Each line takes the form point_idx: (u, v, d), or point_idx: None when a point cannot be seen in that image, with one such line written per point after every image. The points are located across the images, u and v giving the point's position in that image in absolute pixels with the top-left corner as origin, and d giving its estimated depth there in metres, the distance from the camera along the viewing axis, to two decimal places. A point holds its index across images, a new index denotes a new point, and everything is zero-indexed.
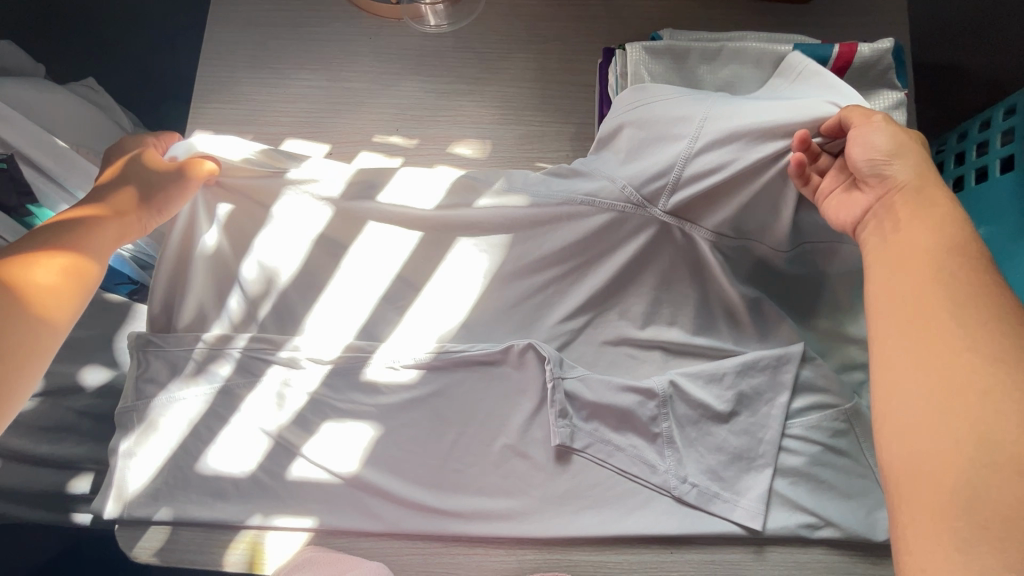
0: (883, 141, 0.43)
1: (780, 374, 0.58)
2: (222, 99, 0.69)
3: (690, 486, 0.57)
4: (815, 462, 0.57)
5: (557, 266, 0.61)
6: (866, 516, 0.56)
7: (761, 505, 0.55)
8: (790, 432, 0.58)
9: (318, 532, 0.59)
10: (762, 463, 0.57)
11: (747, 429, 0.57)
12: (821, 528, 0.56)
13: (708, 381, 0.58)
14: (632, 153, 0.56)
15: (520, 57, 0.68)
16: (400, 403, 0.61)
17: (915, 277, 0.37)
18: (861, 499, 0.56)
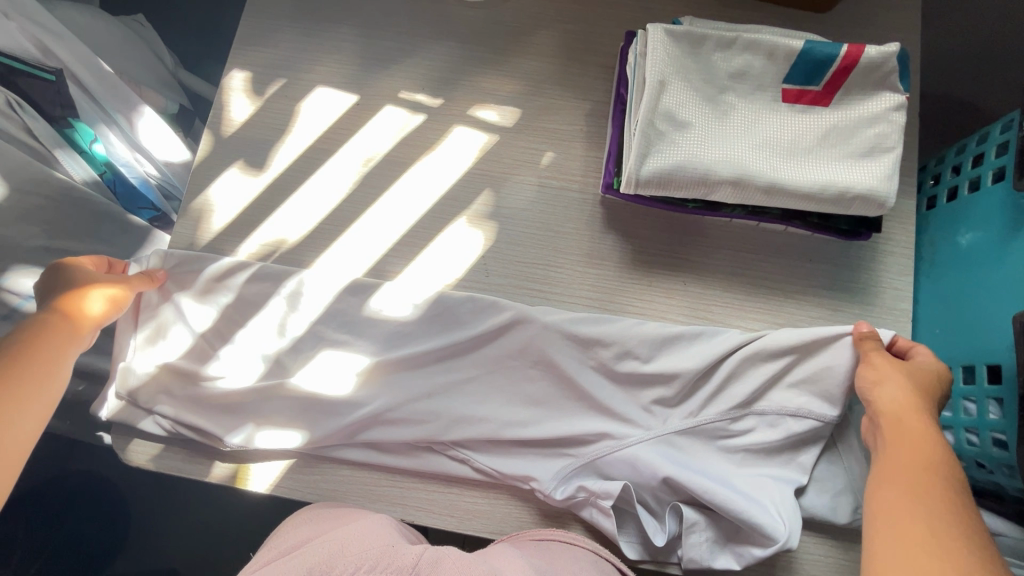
0: (889, 391, 0.52)
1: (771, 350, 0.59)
2: (260, 41, 0.72)
3: (664, 448, 0.59)
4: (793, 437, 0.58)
5: (563, 234, 0.66)
6: (827, 500, 0.58)
7: (729, 469, 0.58)
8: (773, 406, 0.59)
9: (304, 455, 0.62)
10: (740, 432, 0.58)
11: (732, 399, 0.59)
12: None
13: (700, 345, 0.60)
14: (648, 138, 0.58)
15: (547, 35, 0.71)
16: (397, 344, 0.63)
17: (904, 438, 0.48)
18: (824, 483, 0.59)
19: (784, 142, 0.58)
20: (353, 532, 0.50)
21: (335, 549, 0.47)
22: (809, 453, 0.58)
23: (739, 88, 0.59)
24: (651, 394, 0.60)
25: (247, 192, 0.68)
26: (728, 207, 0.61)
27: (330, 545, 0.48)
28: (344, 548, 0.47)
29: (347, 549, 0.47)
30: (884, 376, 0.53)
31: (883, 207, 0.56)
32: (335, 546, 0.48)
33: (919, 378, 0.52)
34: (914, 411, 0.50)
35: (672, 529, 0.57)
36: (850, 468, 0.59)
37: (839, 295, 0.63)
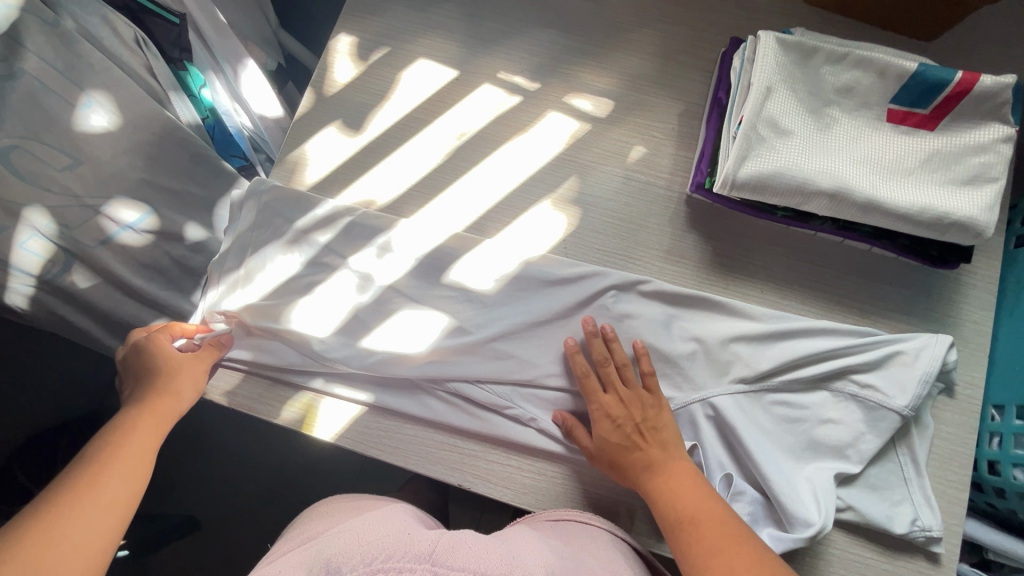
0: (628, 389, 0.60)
1: (840, 358, 0.61)
2: (371, 10, 0.75)
3: (719, 434, 0.62)
4: (850, 443, 0.59)
5: (646, 228, 0.67)
6: (884, 506, 0.59)
7: (784, 464, 0.60)
8: (835, 411, 0.60)
9: (370, 409, 0.64)
10: (796, 430, 0.61)
11: (793, 372, 0.62)
12: (842, 509, 0.59)
13: (771, 343, 0.62)
14: (748, 141, 0.58)
15: (648, 33, 0.73)
16: (474, 314, 0.65)
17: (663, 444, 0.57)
18: (884, 491, 0.59)
19: (883, 162, 0.58)
20: (371, 521, 0.49)
21: (349, 538, 0.45)
22: (871, 444, 0.59)
23: (844, 104, 0.60)
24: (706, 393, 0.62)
25: (343, 150, 0.70)
26: (817, 220, 0.61)
27: (350, 532, 0.47)
28: (359, 536, 0.45)
29: (364, 533, 0.46)
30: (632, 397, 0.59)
31: (978, 237, 0.56)
32: (351, 536, 0.46)
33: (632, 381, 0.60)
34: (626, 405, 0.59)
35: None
36: (908, 481, 0.59)
37: (917, 321, 0.63)
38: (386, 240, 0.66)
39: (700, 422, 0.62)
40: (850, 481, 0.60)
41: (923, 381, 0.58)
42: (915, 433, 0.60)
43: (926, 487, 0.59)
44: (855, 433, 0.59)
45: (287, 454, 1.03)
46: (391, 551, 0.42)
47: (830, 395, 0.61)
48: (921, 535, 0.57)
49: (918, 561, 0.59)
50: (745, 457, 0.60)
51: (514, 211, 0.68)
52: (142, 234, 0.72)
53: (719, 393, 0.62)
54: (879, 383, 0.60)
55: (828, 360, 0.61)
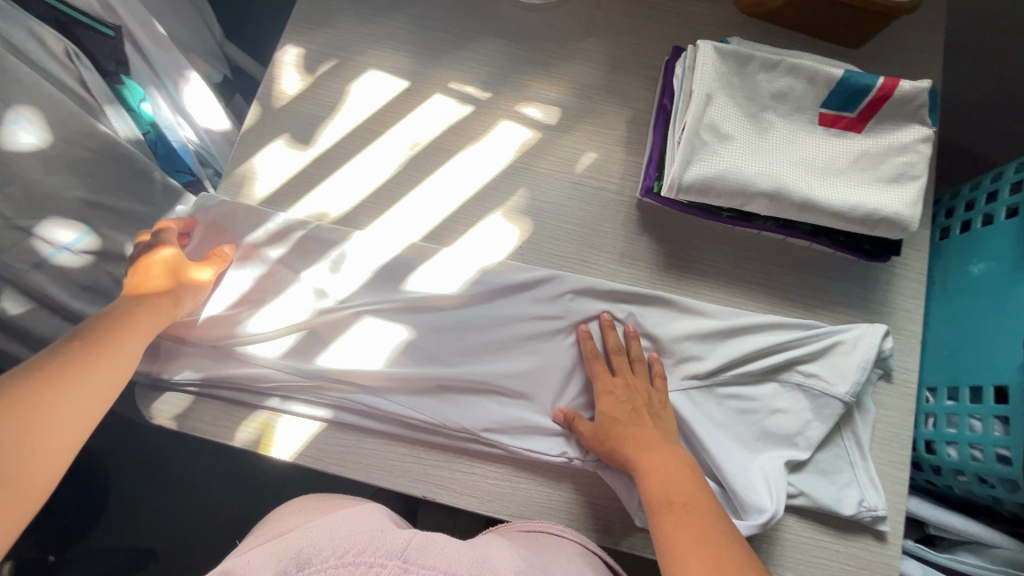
0: (637, 379, 0.62)
1: (786, 351, 0.64)
2: (318, 21, 0.74)
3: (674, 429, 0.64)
4: (797, 431, 0.62)
5: (600, 233, 0.68)
6: (833, 490, 0.61)
7: (736, 455, 0.62)
8: (782, 402, 0.63)
9: (330, 425, 0.63)
10: (747, 422, 0.64)
11: (743, 366, 0.64)
12: (795, 495, 0.61)
13: (720, 339, 0.65)
14: (690, 146, 0.61)
15: (595, 42, 0.75)
16: (434, 323, 0.65)
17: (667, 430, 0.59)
18: (832, 475, 0.62)
19: (816, 163, 0.61)
20: (345, 516, 0.48)
21: (320, 532, 0.44)
22: (817, 431, 0.62)
23: (779, 108, 0.63)
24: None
25: (293, 162, 0.69)
26: (761, 219, 0.64)
27: (323, 525, 0.45)
28: (332, 531, 0.44)
29: (337, 528, 0.44)
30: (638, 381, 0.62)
31: (905, 231, 0.60)
32: (323, 530, 0.44)
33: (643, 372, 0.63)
34: (637, 391, 0.61)
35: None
36: (854, 464, 0.62)
37: (855, 313, 0.67)
38: (342, 252, 0.65)
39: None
40: (800, 467, 0.63)
41: (861, 368, 0.62)
42: (859, 418, 0.63)
43: (870, 470, 0.62)
44: (801, 421, 0.62)
45: (249, 476, 1.00)
46: (363, 546, 0.41)
47: (778, 386, 0.64)
48: (867, 514, 0.60)
49: (867, 540, 0.62)
50: (701, 449, 0.62)
51: (470, 219, 0.68)
52: (81, 255, 0.69)
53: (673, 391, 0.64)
54: (822, 373, 0.63)
55: (775, 354, 0.64)
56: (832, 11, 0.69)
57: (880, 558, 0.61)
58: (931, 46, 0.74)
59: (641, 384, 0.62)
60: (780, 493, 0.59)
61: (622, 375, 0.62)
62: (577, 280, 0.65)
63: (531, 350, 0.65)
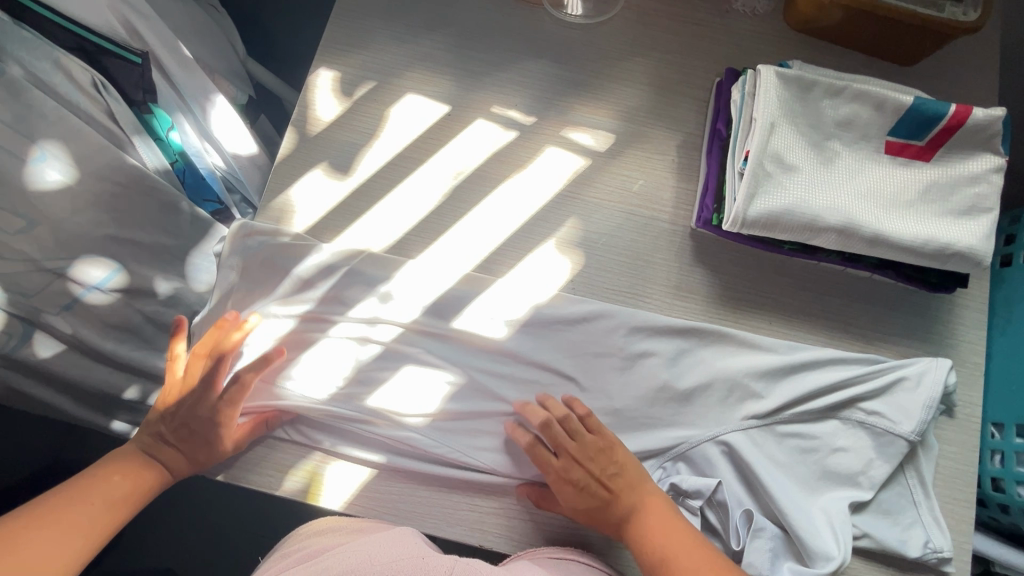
0: (587, 445, 0.58)
1: (847, 389, 0.61)
2: (353, 42, 0.71)
3: (733, 471, 0.60)
4: (861, 472, 0.60)
5: (654, 265, 0.66)
6: (897, 531, 0.59)
7: (800, 499, 0.59)
8: (844, 442, 0.61)
9: (381, 472, 0.60)
10: (810, 463, 0.60)
11: (804, 403, 0.61)
12: (858, 537, 0.59)
13: (779, 376, 0.62)
14: (753, 179, 0.58)
15: (642, 63, 0.72)
16: (485, 363, 0.62)
17: (635, 475, 0.58)
18: (897, 515, 0.60)
19: (881, 194, 0.59)
20: (380, 540, 0.48)
21: (360, 555, 0.45)
22: (881, 470, 0.59)
23: (845, 137, 0.60)
24: (724, 431, 0.61)
25: (333, 193, 0.66)
26: (823, 251, 0.62)
27: (362, 548, 0.46)
28: (373, 557, 0.45)
29: (376, 555, 0.45)
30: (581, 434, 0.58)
31: (979, 266, 0.58)
32: (363, 555, 0.45)
33: (587, 439, 0.58)
34: (601, 460, 0.58)
35: (741, 537, 0.57)
36: (918, 504, 0.60)
37: (919, 345, 0.65)
38: (387, 288, 0.63)
39: (716, 459, 0.61)
40: (862, 507, 0.60)
41: (928, 406, 0.59)
42: (924, 456, 0.61)
43: (935, 509, 0.59)
44: (864, 461, 0.60)
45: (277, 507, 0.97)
46: (409, 573, 0.43)
47: (839, 425, 0.61)
48: (934, 557, 0.58)
49: None
50: (762, 491, 0.59)
51: (519, 252, 0.65)
52: (111, 293, 0.66)
53: (733, 430, 0.61)
54: (885, 412, 0.60)
55: (837, 391, 0.61)
56: (893, 30, 0.66)
57: None
58: (991, 64, 0.72)
59: (592, 451, 0.58)
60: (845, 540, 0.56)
61: (572, 448, 0.58)
62: (633, 316, 0.63)
63: (586, 389, 0.63)
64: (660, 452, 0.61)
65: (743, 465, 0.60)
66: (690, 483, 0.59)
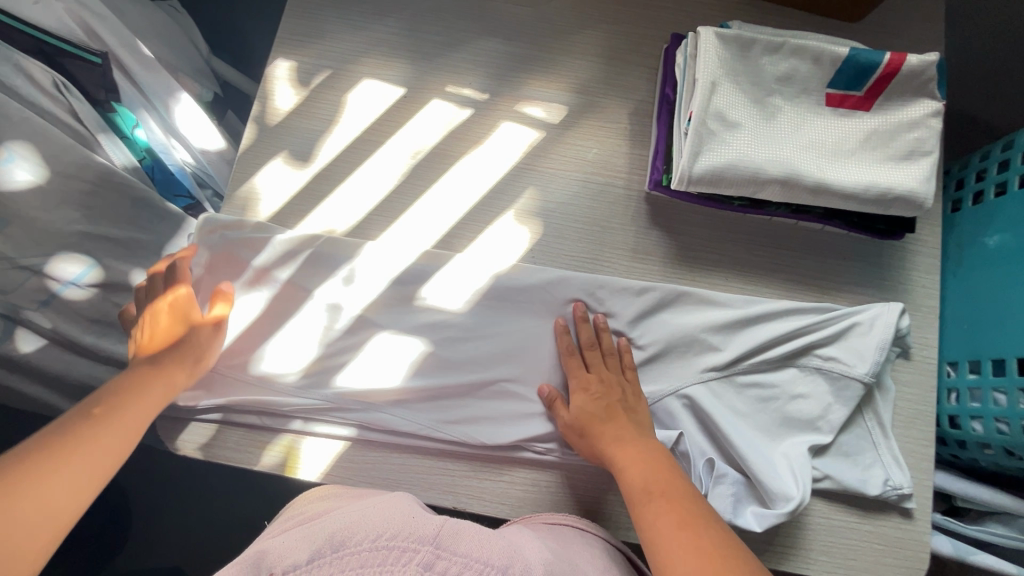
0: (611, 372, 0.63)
1: (804, 336, 0.63)
2: (308, 33, 0.73)
3: (696, 423, 0.63)
4: (819, 416, 0.61)
5: (611, 230, 0.68)
6: (858, 471, 0.61)
7: (761, 446, 0.61)
8: (802, 388, 0.62)
9: (354, 443, 0.62)
10: (769, 411, 0.62)
11: (761, 353, 0.63)
12: (819, 479, 0.61)
13: (736, 328, 0.64)
14: (697, 139, 0.60)
15: (592, 35, 0.73)
16: (449, 332, 0.64)
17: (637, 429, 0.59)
18: (856, 457, 0.62)
19: (824, 145, 0.60)
20: (367, 507, 0.46)
21: (353, 517, 0.43)
22: (839, 414, 0.61)
23: (786, 92, 0.62)
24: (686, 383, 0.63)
25: (296, 179, 0.68)
26: (772, 206, 0.63)
27: (353, 513, 0.45)
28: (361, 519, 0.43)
29: (365, 519, 0.43)
30: (586, 371, 0.62)
31: (922, 208, 0.59)
32: (352, 518, 0.43)
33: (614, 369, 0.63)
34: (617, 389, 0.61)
35: (704, 484, 0.60)
36: (877, 444, 0.62)
37: (869, 294, 0.67)
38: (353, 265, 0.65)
39: (679, 412, 0.63)
40: (824, 451, 0.62)
41: (881, 348, 0.61)
42: (881, 399, 0.63)
43: (893, 449, 0.61)
44: (821, 404, 0.62)
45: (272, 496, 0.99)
46: (395, 530, 0.41)
47: (796, 373, 0.63)
48: (893, 493, 0.60)
49: (893, 518, 0.61)
50: (723, 440, 0.61)
51: (479, 225, 0.67)
52: (87, 288, 0.68)
53: (693, 383, 0.63)
54: (841, 357, 0.62)
55: (793, 340, 0.63)
56: None
57: (908, 536, 0.61)
58: (934, 15, 0.73)
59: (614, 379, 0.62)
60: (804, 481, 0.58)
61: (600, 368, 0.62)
62: (591, 280, 0.65)
63: (550, 354, 0.65)
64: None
65: (704, 416, 0.62)
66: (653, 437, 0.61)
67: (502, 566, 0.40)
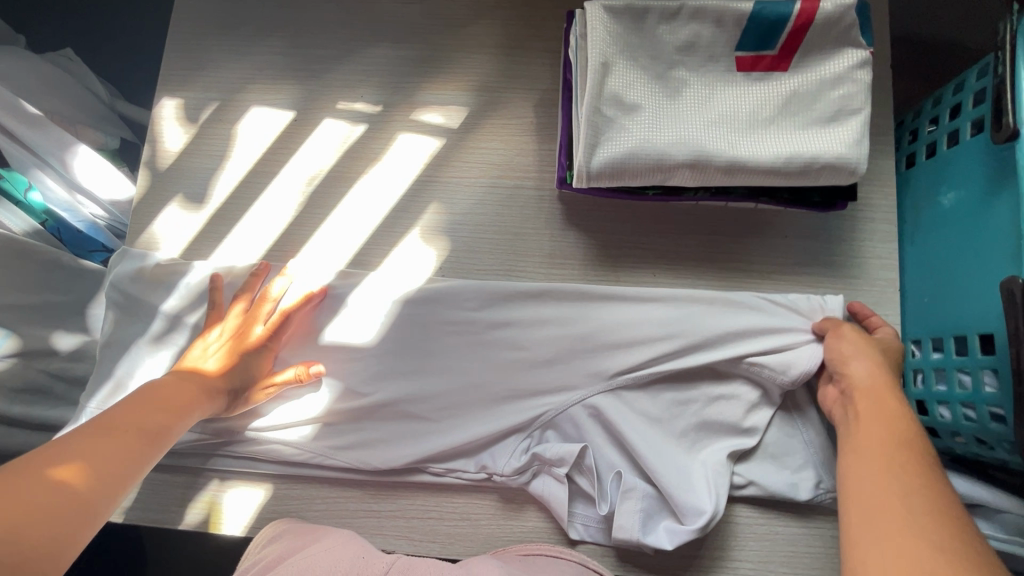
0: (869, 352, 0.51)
1: (721, 327, 0.57)
2: (191, 65, 0.69)
3: (604, 435, 0.58)
4: (741, 416, 0.56)
5: (527, 236, 0.62)
6: (787, 474, 0.55)
7: (675, 455, 0.55)
8: (721, 387, 0.57)
9: (276, 491, 0.59)
10: (685, 414, 0.57)
11: (677, 353, 0.57)
12: (743, 486, 0.56)
13: (650, 329, 0.58)
14: (593, 131, 0.54)
15: (487, 24, 0.67)
16: (360, 365, 0.60)
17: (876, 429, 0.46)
18: (785, 458, 0.56)
19: (737, 116, 0.53)
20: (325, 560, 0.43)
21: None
22: (765, 412, 0.55)
23: (690, 62, 0.55)
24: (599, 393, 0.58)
25: (194, 223, 0.65)
26: (690, 191, 0.57)
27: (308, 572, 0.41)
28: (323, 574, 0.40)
29: (319, 561, 0.44)
30: (855, 353, 0.51)
31: (855, 175, 0.52)
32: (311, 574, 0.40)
33: (887, 350, 0.52)
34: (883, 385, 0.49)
35: (612, 500, 0.55)
36: (808, 443, 0.56)
37: (818, 272, 0.60)
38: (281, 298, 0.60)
39: (584, 422, 0.58)
40: (749, 456, 0.56)
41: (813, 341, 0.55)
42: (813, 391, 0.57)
43: (825, 446, 0.56)
44: (741, 403, 0.56)
45: None
46: None
47: (714, 373, 0.57)
48: (826, 497, 0.55)
49: None
50: (631, 450, 0.56)
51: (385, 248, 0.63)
52: (6, 359, 0.66)
53: (605, 397, 0.58)
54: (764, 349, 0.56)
55: (711, 334, 0.57)
56: None
57: None
58: None
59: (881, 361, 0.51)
60: (716, 493, 0.53)
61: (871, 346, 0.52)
62: (505, 294, 0.60)
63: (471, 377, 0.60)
64: (526, 421, 0.58)
65: (615, 427, 0.56)
66: (554, 451, 0.56)
67: None
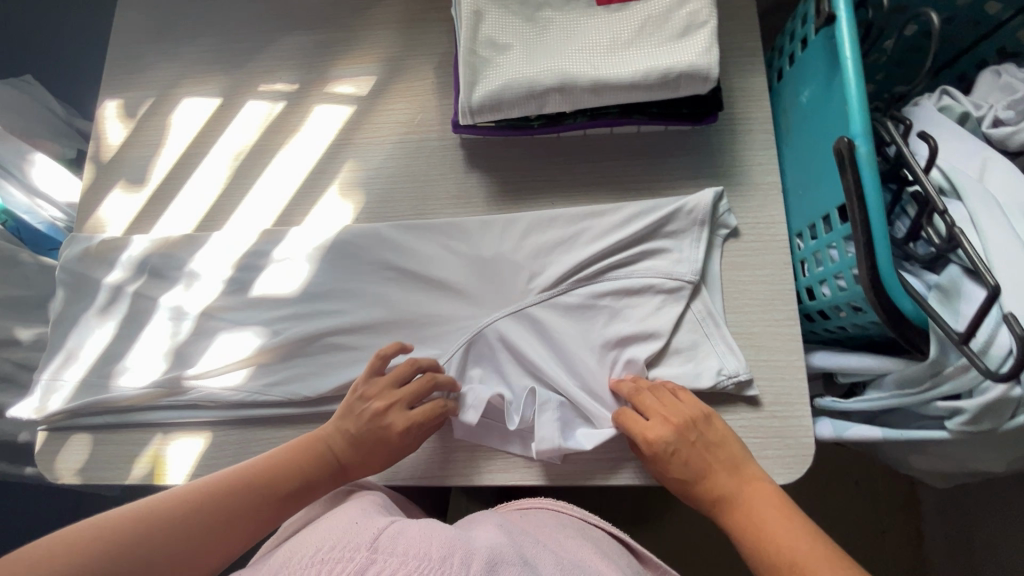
0: (672, 430, 0.51)
1: (613, 236, 0.61)
2: (128, 70, 0.76)
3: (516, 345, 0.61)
4: (642, 315, 0.59)
5: (435, 181, 0.67)
6: (689, 365, 0.58)
7: (582, 358, 0.59)
8: (620, 292, 0.60)
9: (213, 440, 0.62)
10: (592, 317, 0.60)
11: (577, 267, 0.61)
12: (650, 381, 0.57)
13: (552, 245, 0.62)
14: (471, 72, 0.59)
15: (388, 4, 0.75)
16: (286, 313, 0.65)
17: (747, 470, 0.49)
18: (687, 351, 0.58)
19: (598, 43, 0.59)
20: (321, 527, 0.42)
21: (302, 545, 0.39)
22: (662, 309, 0.59)
23: (554, 3, 0.61)
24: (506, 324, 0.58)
25: (136, 203, 0.71)
26: (570, 117, 0.62)
27: (295, 543, 0.40)
28: (310, 542, 0.39)
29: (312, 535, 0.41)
30: (655, 418, 0.52)
31: (709, 81, 0.56)
32: (300, 545, 0.39)
33: (681, 414, 0.52)
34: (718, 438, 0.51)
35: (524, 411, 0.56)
36: (709, 333, 0.58)
37: (704, 181, 0.64)
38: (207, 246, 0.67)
39: (496, 331, 0.62)
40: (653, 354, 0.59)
41: (697, 235, 0.59)
42: (713, 283, 0.60)
43: (727, 335, 0.57)
44: (640, 301, 0.59)
45: None
46: (341, 542, 0.37)
47: (611, 285, 0.60)
48: (729, 382, 0.56)
49: (771, 407, 0.56)
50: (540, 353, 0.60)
51: (306, 206, 0.68)
52: None
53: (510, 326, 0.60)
54: (655, 248, 0.60)
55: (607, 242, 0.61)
56: None
57: (790, 422, 0.55)
58: None
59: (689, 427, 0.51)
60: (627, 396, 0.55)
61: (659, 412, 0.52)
62: (415, 231, 0.64)
63: (388, 313, 0.64)
64: (441, 335, 0.62)
65: (525, 333, 0.61)
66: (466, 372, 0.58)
67: (443, 557, 0.35)
